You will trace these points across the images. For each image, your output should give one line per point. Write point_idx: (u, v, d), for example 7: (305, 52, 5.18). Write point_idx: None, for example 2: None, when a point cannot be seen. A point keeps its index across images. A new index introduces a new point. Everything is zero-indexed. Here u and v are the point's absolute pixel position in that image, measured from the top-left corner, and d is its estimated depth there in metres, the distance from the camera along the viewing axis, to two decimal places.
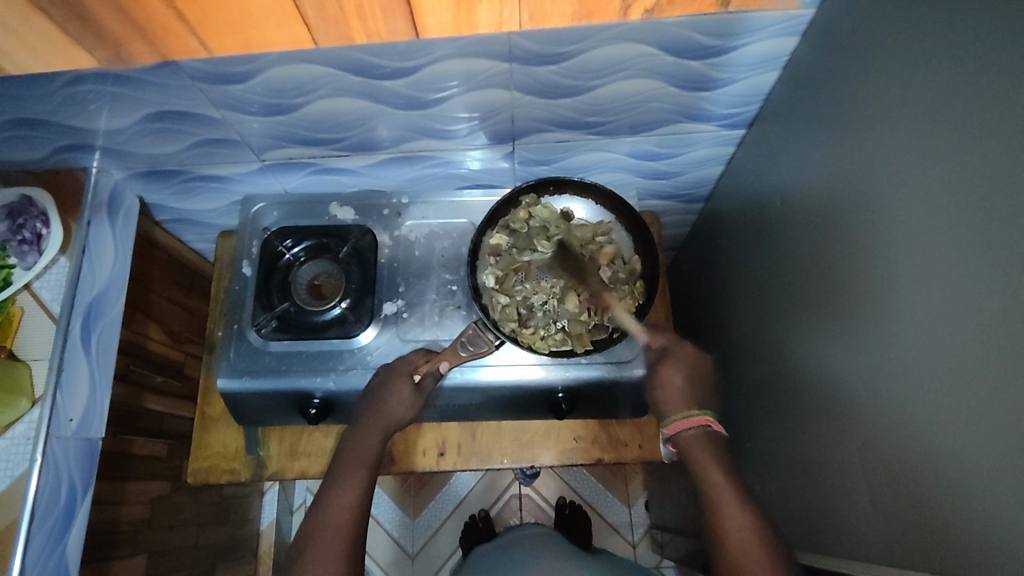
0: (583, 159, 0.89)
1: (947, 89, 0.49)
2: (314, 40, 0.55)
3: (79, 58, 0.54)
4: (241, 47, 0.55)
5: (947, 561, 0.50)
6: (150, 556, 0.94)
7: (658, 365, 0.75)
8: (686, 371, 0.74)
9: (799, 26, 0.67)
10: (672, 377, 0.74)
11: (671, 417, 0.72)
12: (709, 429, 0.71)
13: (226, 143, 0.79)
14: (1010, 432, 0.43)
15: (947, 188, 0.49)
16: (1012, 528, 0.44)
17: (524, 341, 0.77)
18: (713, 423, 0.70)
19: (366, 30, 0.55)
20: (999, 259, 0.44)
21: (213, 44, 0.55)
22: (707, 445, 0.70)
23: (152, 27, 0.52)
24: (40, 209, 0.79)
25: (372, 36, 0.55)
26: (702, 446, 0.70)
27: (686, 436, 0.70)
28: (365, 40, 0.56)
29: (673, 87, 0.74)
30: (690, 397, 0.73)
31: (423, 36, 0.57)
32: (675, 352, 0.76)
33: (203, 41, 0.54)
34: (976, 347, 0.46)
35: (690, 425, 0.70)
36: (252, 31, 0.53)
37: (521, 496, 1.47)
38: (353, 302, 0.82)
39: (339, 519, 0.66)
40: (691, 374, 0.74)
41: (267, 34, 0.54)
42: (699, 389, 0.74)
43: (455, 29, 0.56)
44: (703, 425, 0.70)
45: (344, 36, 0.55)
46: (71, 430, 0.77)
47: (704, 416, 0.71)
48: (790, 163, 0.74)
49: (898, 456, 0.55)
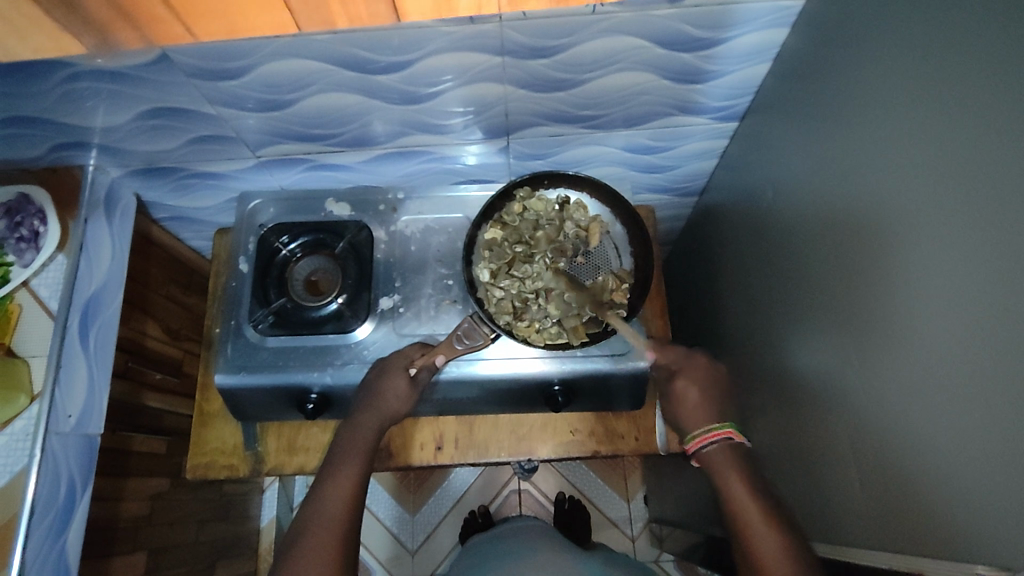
0: (578, 153, 0.89)
1: (936, 78, 0.49)
2: (298, 23, 0.55)
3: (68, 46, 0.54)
4: (227, 31, 0.55)
5: (937, 546, 0.51)
6: (150, 552, 0.95)
7: (671, 381, 0.76)
8: (700, 385, 0.74)
9: (788, 17, 0.68)
10: (687, 392, 0.74)
11: (691, 433, 0.72)
12: (732, 442, 0.69)
13: (220, 139, 0.79)
14: (1000, 417, 0.44)
15: (936, 176, 0.49)
16: (1003, 512, 0.44)
17: (520, 334, 0.78)
18: (734, 434, 0.69)
19: (347, 15, 0.54)
20: (987, 245, 0.45)
21: (201, 31, 0.55)
22: (732, 459, 0.68)
23: (138, 13, 0.53)
24: (38, 207, 0.80)
25: (354, 20, 0.55)
26: (725, 459, 0.68)
27: (710, 450, 0.69)
28: (348, 23, 0.55)
29: (665, 79, 0.74)
30: (710, 409, 0.73)
31: (408, 19, 0.57)
32: (684, 367, 0.76)
33: (189, 27, 0.55)
34: (970, 334, 0.46)
35: (711, 439, 0.70)
36: (237, 16, 0.53)
37: (520, 492, 1.48)
38: (349, 297, 0.83)
39: (334, 510, 0.67)
40: (705, 387, 0.75)
41: (252, 19, 0.54)
42: (717, 401, 0.74)
43: (436, 12, 0.55)
44: (725, 437, 0.69)
45: (326, 21, 0.55)
46: (70, 426, 0.77)
47: (724, 428, 0.70)
48: (783, 154, 0.74)
49: (888, 443, 0.56)
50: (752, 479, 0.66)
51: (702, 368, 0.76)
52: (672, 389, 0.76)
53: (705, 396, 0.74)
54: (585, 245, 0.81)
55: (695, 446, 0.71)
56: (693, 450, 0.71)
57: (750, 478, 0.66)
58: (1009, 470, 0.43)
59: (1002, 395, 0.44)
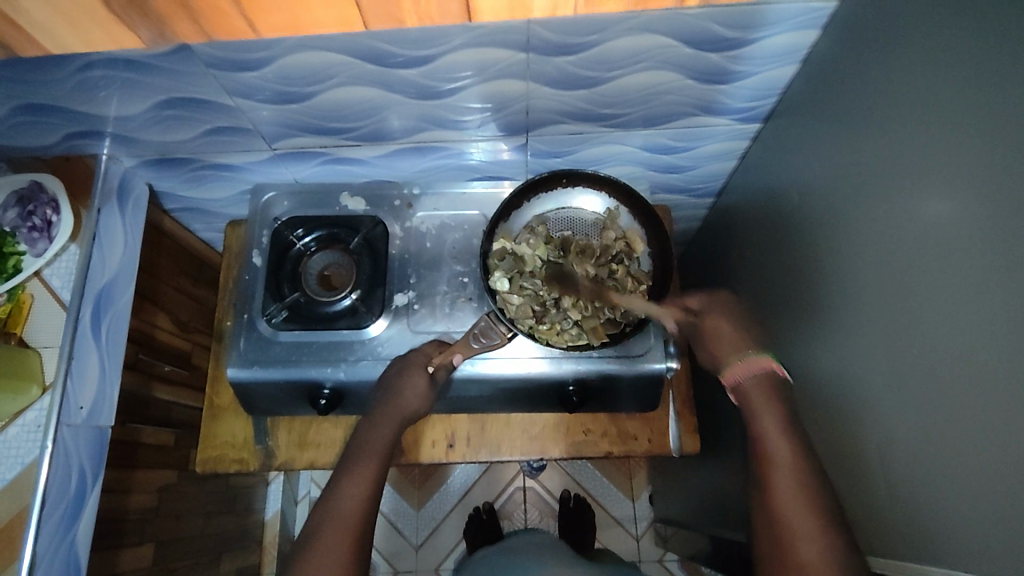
0: (596, 152, 0.88)
1: (958, 91, 0.49)
2: (364, 22, 0.56)
3: (82, 24, 0.53)
4: (289, 28, 0.56)
5: (941, 550, 0.52)
6: (157, 544, 0.95)
7: (703, 315, 0.71)
8: (732, 317, 0.71)
9: (819, 19, 0.66)
10: (718, 325, 0.70)
11: (728, 363, 0.68)
12: (772, 374, 0.67)
13: (237, 131, 0.78)
14: (1012, 423, 0.44)
15: (958, 185, 0.49)
16: (1007, 521, 0.44)
17: (542, 337, 0.77)
18: (775, 366, 0.67)
19: (417, 13, 0.55)
20: (1005, 253, 0.45)
21: (262, 21, 0.54)
22: (771, 391, 0.65)
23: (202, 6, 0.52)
24: (50, 196, 0.78)
25: (422, 19, 0.56)
26: (762, 392, 0.65)
27: (749, 381, 0.66)
28: (414, 22, 0.56)
29: (690, 79, 0.73)
30: (748, 341, 0.69)
31: (475, 20, 0.57)
32: (714, 303, 0.72)
33: (253, 22, 0.54)
34: (980, 344, 0.47)
35: (751, 369, 0.66)
36: (303, 11, 0.53)
37: (525, 488, 1.48)
38: (363, 293, 0.82)
39: (349, 507, 0.66)
40: (737, 321, 0.70)
41: (317, 15, 0.54)
42: (754, 333, 0.70)
43: (509, 11, 0.55)
44: (766, 368, 0.66)
45: (395, 19, 0.55)
46: (81, 418, 0.77)
47: (766, 359, 0.67)
48: (804, 156, 0.74)
49: (895, 450, 0.56)
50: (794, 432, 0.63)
51: (725, 303, 0.72)
52: (703, 327, 0.71)
53: (738, 330, 0.70)
54: (630, 252, 0.81)
55: (731, 377, 0.67)
56: (732, 382, 0.67)
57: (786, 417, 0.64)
58: (1019, 476, 0.43)
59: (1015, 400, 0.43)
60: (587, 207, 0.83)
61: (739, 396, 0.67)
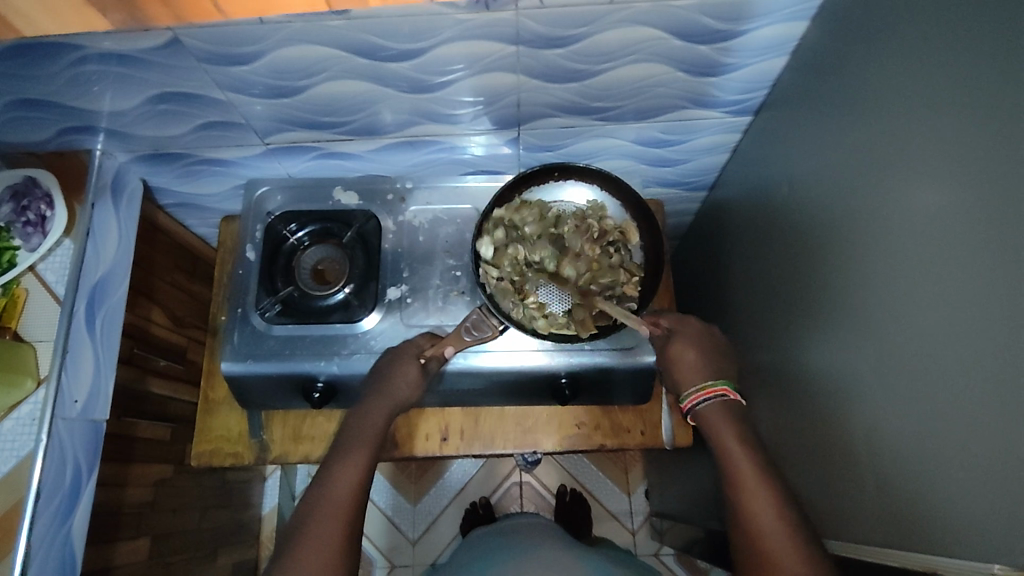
0: (588, 145, 0.88)
1: (950, 79, 0.49)
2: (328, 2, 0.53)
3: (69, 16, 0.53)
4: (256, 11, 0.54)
5: (931, 537, 0.52)
6: (153, 538, 0.95)
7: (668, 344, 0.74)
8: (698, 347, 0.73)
9: (809, 10, 0.66)
10: (684, 354, 0.73)
11: (687, 392, 0.72)
12: (727, 400, 0.69)
13: (230, 125, 0.78)
14: (1003, 410, 0.44)
15: (950, 172, 0.49)
16: (1000, 507, 0.44)
17: (525, 321, 0.76)
18: (729, 392, 0.69)
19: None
20: (996, 239, 0.45)
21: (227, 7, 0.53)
22: (727, 417, 0.68)
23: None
24: (44, 191, 0.79)
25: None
26: (722, 420, 0.68)
27: (706, 407, 0.69)
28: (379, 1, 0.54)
29: (680, 71, 0.74)
30: (707, 369, 0.72)
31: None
32: (679, 330, 0.75)
33: (219, 4, 0.53)
34: (971, 332, 0.47)
35: (706, 396, 0.70)
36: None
37: (522, 483, 1.48)
38: (356, 287, 0.83)
39: (340, 494, 0.67)
40: (699, 350, 0.73)
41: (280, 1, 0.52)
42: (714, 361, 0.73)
43: None
44: (719, 394, 0.69)
45: None
46: (76, 412, 0.77)
47: (722, 386, 0.70)
48: (795, 149, 0.74)
49: (886, 439, 0.57)
50: (761, 460, 0.64)
51: (692, 331, 0.75)
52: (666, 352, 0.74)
53: (698, 354, 0.73)
54: (624, 242, 0.81)
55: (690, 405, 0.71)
56: (690, 408, 0.71)
57: (746, 441, 0.66)
58: (1010, 462, 0.43)
59: (1006, 386, 0.44)
60: (578, 200, 0.83)
61: (704, 428, 0.69)
